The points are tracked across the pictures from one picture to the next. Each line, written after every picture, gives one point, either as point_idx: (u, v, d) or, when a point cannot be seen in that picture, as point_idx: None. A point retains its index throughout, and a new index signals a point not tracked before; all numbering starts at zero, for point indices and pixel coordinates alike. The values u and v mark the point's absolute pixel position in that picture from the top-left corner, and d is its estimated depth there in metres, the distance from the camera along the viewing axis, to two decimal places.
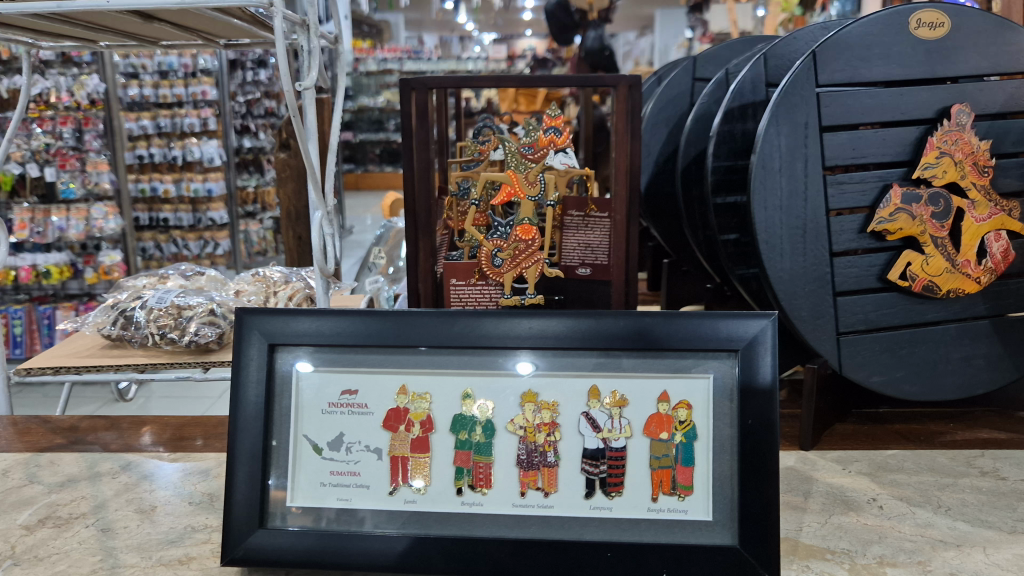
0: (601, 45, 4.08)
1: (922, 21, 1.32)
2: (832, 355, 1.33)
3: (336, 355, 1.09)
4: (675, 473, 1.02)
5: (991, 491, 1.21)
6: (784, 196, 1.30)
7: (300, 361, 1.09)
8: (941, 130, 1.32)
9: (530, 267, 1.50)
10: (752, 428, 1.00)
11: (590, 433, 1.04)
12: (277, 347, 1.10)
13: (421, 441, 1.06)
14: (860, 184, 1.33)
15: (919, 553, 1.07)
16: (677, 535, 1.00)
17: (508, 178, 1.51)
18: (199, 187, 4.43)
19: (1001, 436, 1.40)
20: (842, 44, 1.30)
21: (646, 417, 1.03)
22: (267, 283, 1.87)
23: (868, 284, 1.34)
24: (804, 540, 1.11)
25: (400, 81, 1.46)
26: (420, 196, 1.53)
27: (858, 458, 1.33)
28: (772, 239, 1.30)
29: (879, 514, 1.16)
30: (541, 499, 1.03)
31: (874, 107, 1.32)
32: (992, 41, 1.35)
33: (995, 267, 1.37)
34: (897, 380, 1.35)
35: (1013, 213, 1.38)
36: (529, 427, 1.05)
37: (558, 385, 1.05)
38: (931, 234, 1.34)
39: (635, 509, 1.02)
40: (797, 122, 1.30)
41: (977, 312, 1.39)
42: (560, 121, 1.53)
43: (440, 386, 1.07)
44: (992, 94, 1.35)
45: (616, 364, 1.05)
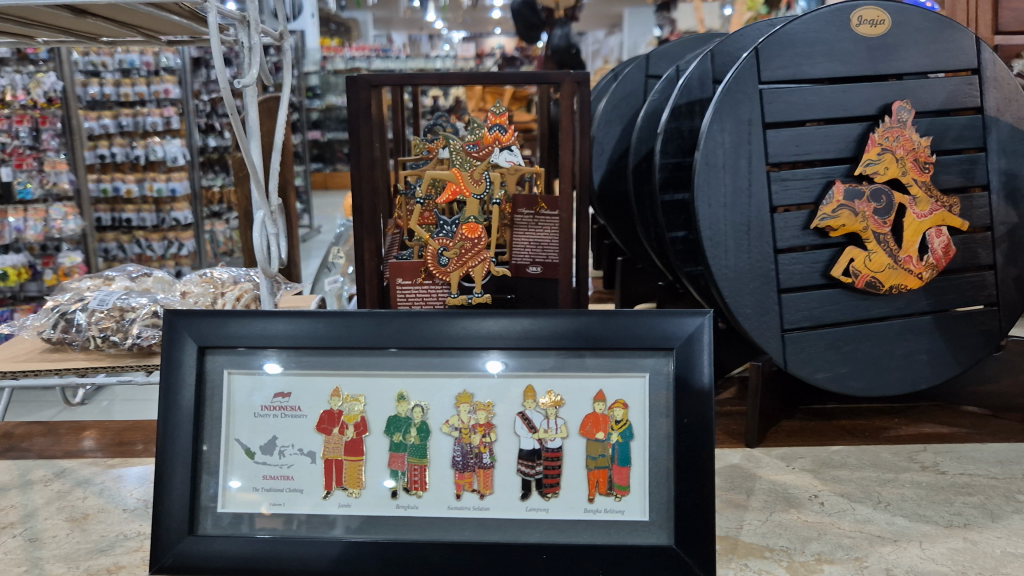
0: (568, 42, 4.07)
1: (864, 18, 1.33)
2: (777, 352, 1.32)
3: (265, 357, 1.07)
4: (611, 474, 1.01)
5: (930, 486, 1.22)
6: (728, 193, 1.30)
7: (270, 362, 1.06)
8: (882, 127, 1.32)
9: (477, 266, 1.49)
10: (688, 427, 1.00)
11: (526, 433, 1.02)
12: (237, 349, 1.07)
13: (356, 443, 1.04)
14: (803, 181, 1.33)
15: (856, 549, 1.07)
16: (614, 535, 1.00)
17: (453, 176, 1.49)
18: (162, 187, 4.23)
19: (945, 430, 1.41)
20: (784, 41, 1.30)
21: (582, 417, 1.02)
22: (214, 284, 1.84)
23: (813, 281, 1.34)
24: (744, 538, 1.10)
25: (348, 79, 1.45)
26: (366, 197, 1.51)
27: (802, 455, 1.33)
28: (716, 235, 1.29)
29: (819, 510, 1.16)
30: (477, 501, 1.02)
31: (817, 103, 1.32)
32: (933, 38, 1.36)
33: (937, 263, 1.37)
34: (842, 376, 1.35)
35: (955, 209, 1.38)
36: (464, 428, 1.03)
37: (493, 385, 1.03)
38: (873, 230, 1.34)
39: (572, 510, 1.01)
40: (741, 118, 1.30)
41: (920, 307, 1.39)
42: (506, 119, 1.51)
43: (375, 388, 1.05)
44: (932, 91, 1.36)
45: (580, 363, 1.03)
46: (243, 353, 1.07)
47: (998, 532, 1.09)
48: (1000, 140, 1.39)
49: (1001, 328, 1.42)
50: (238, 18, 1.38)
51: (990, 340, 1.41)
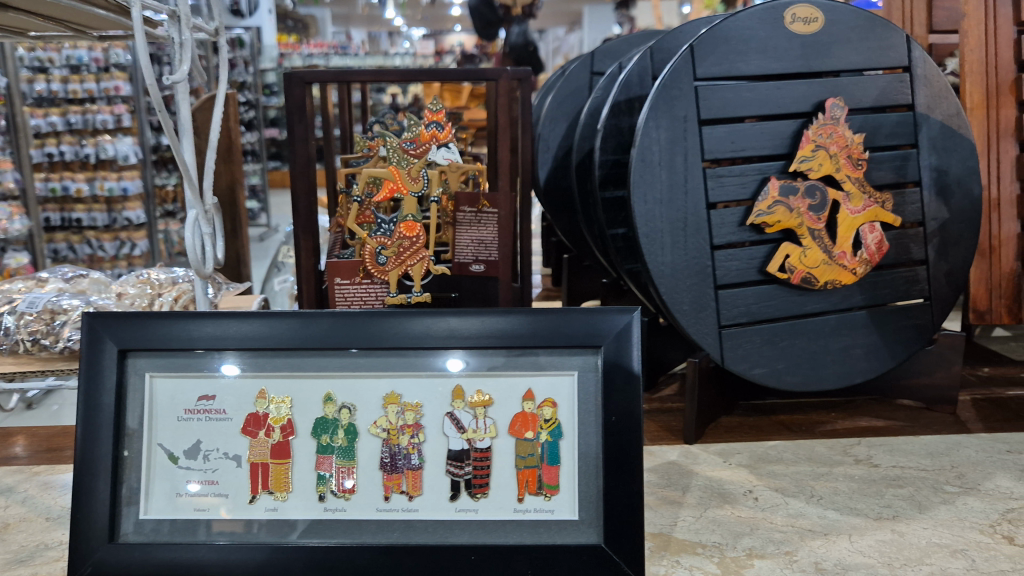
0: (525, 40, 4.11)
1: (797, 16, 1.33)
2: (714, 349, 1.31)
3: (187, 360, 1.04)
4: (540, 473, 1.00)
5: (863, 479, 1.23)
6: (664, 190, 1.29)
7: (229, 364, 1.03)
8: (815, 124, 1.33)
9: (416, 265, 1.49)
10: (617, 424, 0.99)
11: (455, 433, 1.01)
12: (195, 352, 1.04)
13: (282, 446, 1.02)
14: (738, 178, 1.33)
15: (787, 543, 1.07)
16: (543, 535, 0.99)
17: (390, 174, 1.47)
18: (113, 187, 3.98)
19: (880, 424, 1.43)
20: (718, 39, 1.30)
21: (511, 416, 1.01)
22: (151, 285, 1.80)
23: (750, 277, 1.34)
24: (677, 535, 1.10)
25: (285, 75, 1.43)
26: (303, 196, 1.50)
27: (739, 451, 1.33)
28: (653, 233, 1.29)
29: (753, 506, 1.17)
30: (406, 503, 1.01)
31: (751, 100, 1.33)
32: (866, 36, 1.37)
33: (870, 259, 1.38)
34: (779, 371, 1.34)
35: (887, 205, 1.39)
36: (392, 429, 1.01)
37: (421, 385, 1.02)
38: (808, 226, 1.35)
39: (501, 510, 1.00)
40: (676, 115, 1.29)
41: (855, 303, 1.39)
42: (442, 116, 1.48)
43: (302, 389, 1.03)
44: (864, 88, 1.37)
45: (513, 363, 1.02)
46: (199, 356, 1.04)
47: (925, 523, 1.11)
48: (931, 137, 1.41)
49: (933, 321, 1.42)
50: (165, 12, 1.35)
51: (923, 334, 1.41)
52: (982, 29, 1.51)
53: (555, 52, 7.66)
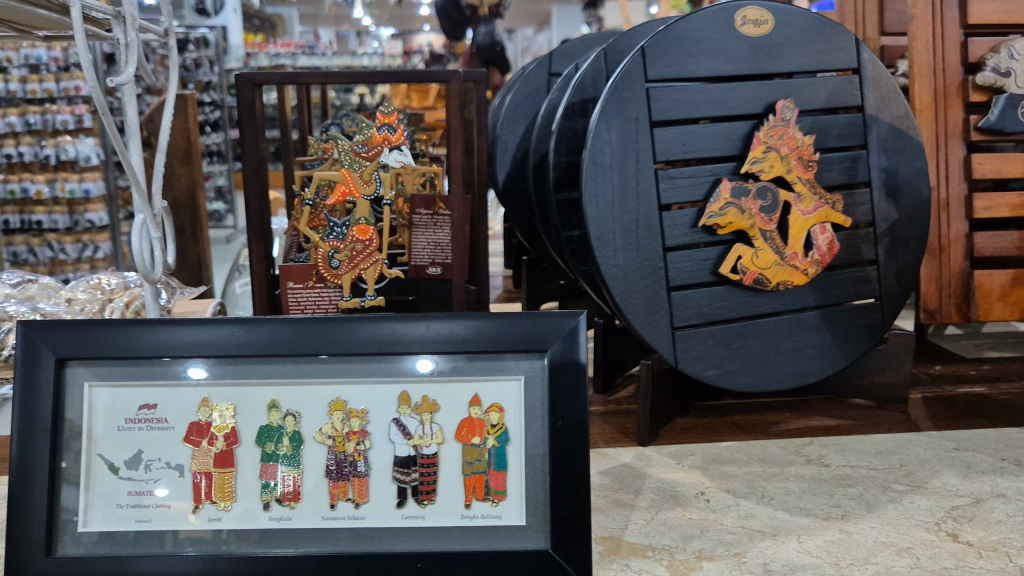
0: (492, 40, 4.12)
1: (747, 17, 1.34)
2: (667, 350, 1.31)
3: (140, 367, 1.01)
4: (487, 478, 0.99)
5: (813, 479, 1.24)
6: (616, 192, 1.28)
7: (195, 367, 1.01)
8: (766, 125, 1.34)
9: (369, 269, 1.48)
10: (563, 429, 0.99)
11: (401, 440, 1.00)
12: (161, 359, 1.01)
13: (225, 455, 0.99)
14: (690, 179, 1.32)
15: (736, 545, 1.07)
16: (490, 541, 0.98)
17: (341, 176, 1.46)
18: (75, 189, 3.72)
19: (832, 423, 1.44)
20: (669, 40, 1.30)
21: (457, 422, 1.00)
22: (103, 290, 1.76)
23: (703, 278, 1.34)
24: (627, 538, 1.09)
25: (236, 76, 1.42)
26: (254, 199, 1.48)
27: (692, 452, 1.34)
28: (605, 235, 1.28)
29: (704, 507, 1.17)
30: (352, 511, 0.99)
31: (703, 102, 1.32)
32: (815, 38, 1.38)
33: (822, 259, 1.38)
34: (732, 373, 1.34)
35: (838, 206, 1.40)
36: (338, 436, 1.00)
37: (367, 392, 1.01)
38: (760, 227, 1.35)
39: (448, 517, 0.98)
40: (628, 117, 1.29)
41: (806, 303, 1.39)
42: (396, 119, 1.46)
43: (246, 397, 1.00)
44: (814, 90, 1.38)
45: (459, 369, 1.01)
46: (166, 363, 1.01)
47: (872, 522, 1.12)
48: (880, 138, 1.42)
49: (884, 321, 1.43)
50: (111, 13, 1.32)
51: (874, 333, 1.42)
52: (929, 32, 1.52)
53: (523, 52, 7.65)
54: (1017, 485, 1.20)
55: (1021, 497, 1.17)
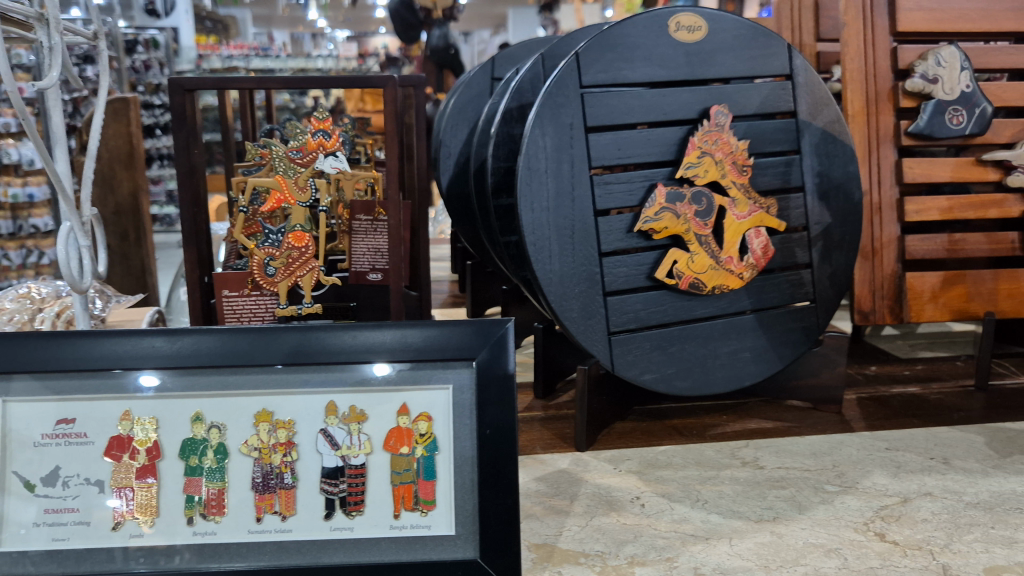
0: (446, 44, 4.10)
1: (681, 24, 1.34)
2: (603, 355, 1.31)
3: (65, 380, 0.96)
4: (416, 488, 0.97)
5: (747, 481, 1.25)
6: (551, 197, 1.28)
7: (146, 376, 0.96)
8: (700, 130, 1.34)
9: (305, 276, 1.46)
10: (491, 437, 0.97)
11: (329, 451, 0.97)
12: (112, 372, 0.96)
13: (146, 470, 0.95)
14: (625, 184, 1.32)
15: (668, 549, 1.08)
16: (419, 552, 0.95)
17: (276, 184, 1.44)
18: (18, 194, 3.34)
19: (769, 425, 1.45)
20: (603, 45, 1.30)
21: (386, 431, 0.97)
22: (32, 299, 1.71)
23: (639, 283, 1.34)
24: (560, 545, 1.09)
25: (168, 81, 1.38)
26: (187, 206, 1.45)
27: (629, 457, 1.34)
28: (540, 240, 1.27)
29: (639, 512, 1.17)
30: (279, 524, 0.95)
31: (638, 107, 1.33)
32: (748, 45, 1.39)
33: (756, 263, 1.39)
34: (669, 377, 1.35)
35: (772, 210, 1.41)
36: (264, 448, 0.96)
37: (294, 403, 0.97)
38: (695, 232, 1.35)
39: (376, 528, 0.96)
40: (562, 122, 1.28)
41: (742, 306, 1.40)
42: (330, 125, 1.44)
43: (169, 409, 0.96)
44: (747, 95, 1.39)
45: (385, 379, 0.98)
46: (117, 375, 0.96)
47: (803, 524, 1.13)
48: (813, 143, 1.44)
49: (819, 323, 1.45)
50: (33, 16, 1.29)
51: (809, 336, 1.44)
52: (861, 39, 1.55)
53: (479, 55, 7.64)
54: (943, 483, 1.23)
55: (946, 495, 1.19)
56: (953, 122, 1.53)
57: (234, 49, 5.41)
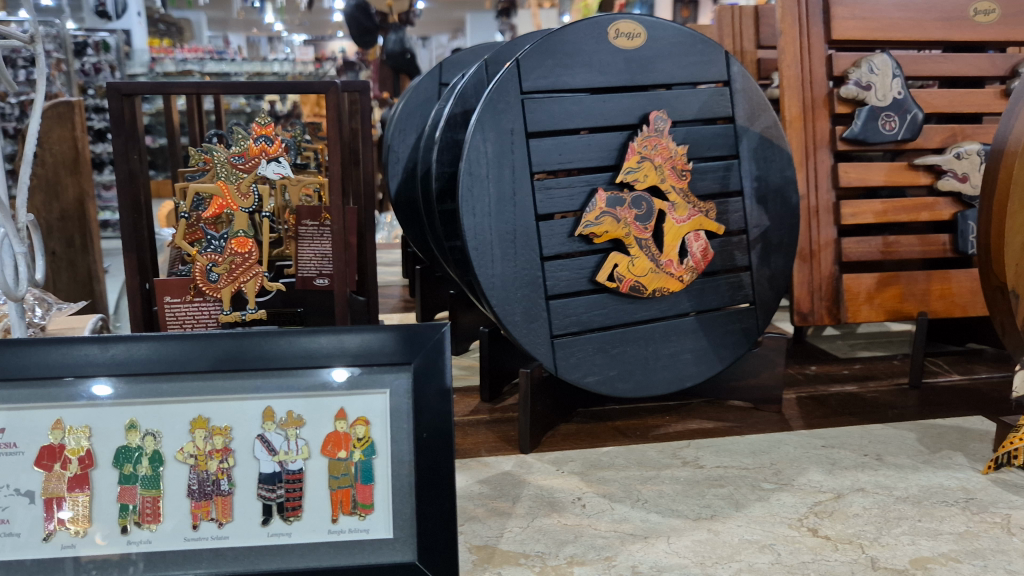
0: (403, 48, 4.09)
1: (621, 30, 1.36)
2: (546, 358, 1.32)
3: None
4: (354, 492, 0.96)
5: (687, 481, 1.27)
6: (492, 202, 1.29)
7: (98, 385, 0.94)
8: (639, 136, 1.36)
9: (249, 281, 1.46)
10: (429, 440, 0.98)
11: (266, 456, 0.96)
12: (61, 380, 0.94)
13: (79, 480, 0.93)
14: (567, 189, 1.34)
15: (607, 549, 1.09)
16: (358, 556, 0.95)
17: (218, 189, 1.43)
18: None
19: (710, 425, 1.48)
20: (544, 51, 1.31)
21: (323, 436, 0.97)
22: None
23: (581, 287, 1.36)
24: (501, 547, 1.10)
25: (106, 87, 1.37)
26: (128, 211, 1.43)
27: (572, 459, 1.35)
28: (482, 246, 1.28)
29: (579, 512, 1.18)
30: (215, 531, 0.94)
31: (578, 113, 1.34)
32: (686, 52, 1.42)
33: (696, 266, 1.42)
34: (611, 379, 1.36)
35: (711, 214, 1.44)
36: (200, 455, 0.95)
37: (231, 409, 0.96)
38: (635, 236, 1.37)
39: (315, 532, 0.95)
40: (503, 128, 1.29)
41: (683, 309, 1.43)
42: (272, 130, 1.44)
43: (101, 417, 0.94)
44: (686, 101, 1.42)
45: (322, 384, 0.97)
46: (66, 384, 0.94)
47: (739, 521, 1.15)
48: (751, 148, 1.47)
49: (757, 324, 1.48)
50: None
51: (748, 337, 1.47)
52: (797, 47, 1.59)
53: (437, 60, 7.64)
54: (875, 479, 1.26)
55: (878, 491, 1.22)
56: (886, 128, 1.58)
57: (188, 52, 5.33)
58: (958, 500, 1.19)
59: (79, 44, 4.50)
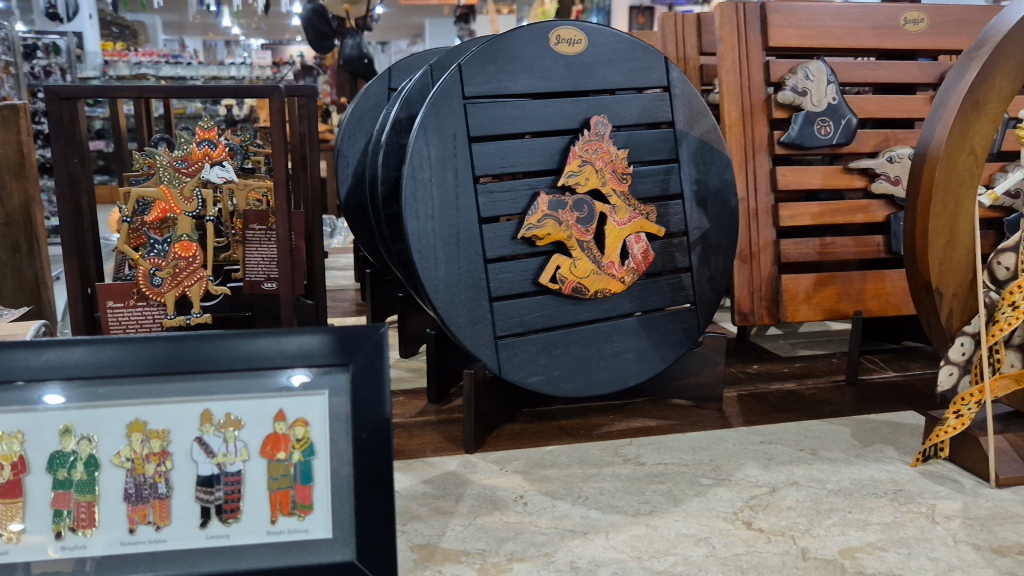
0: (360, 53, 4.01)
1: (562, 37, 1.39)
2: (490, 359, 1.34)
3: None
4: (293, 492, 0.96)
5: (628, 478, 1.30)
6: (436, 205, 1.30)
7: (51, 394, 0.93)
8: (581, 140, 1.38)
9: (193, 286, 1.46)
10: (367, 441, 0.98)
11: (204, 459, 0.95)
12: (15, 384, 0.92)
13: (11, 486, 0.91)
14: (510, 193, 1.36)
15: (547, 545, 1.11)
16: (297, 556, 0.95)
17: (160, 194, 1.42)
18: None
19: (652, 424, 1.51)
20: (486, 57, 1.33)
21: (262, 437, 0.96)
22: None
23: (524, 289, 1.38)
24: (443, 545, 1.11)
25: (45, 90, 1.36)
26: (68, 216, 1.41)
27: (516, 458, 1.37)
28: (425, 249, 1.29)
29: (521, 510, 1.20)
30: (153, 534, 0.93)
31: (521, 117, 1.36)
32: (626, 58, 1.44)
33: (637, 268, 1.45)
34: (555, 379, 1.39)
35: (651, 216, 1.47)
36: (137, 459, 0.94)
37: (168, 412, 0.95)
38: (577, 238, 1.39)
39: (253, 534, 0.95)
40: (446, 133, 1.31)
41: (625, 310, 1.46)
42: (215, 135, 1.45)
43: (35, 422, 0.92)
44: (626, 106, 1.45)
45: (262, 386, 0.97)
46: (20, 387, 0.93)
47: (676, 516, 1.18)
48: (691, 152, 1.50)
49: (698, 324, 1.52)
50: None
51: (689, 337, 1.50)
52: (736, 53, 1.63)
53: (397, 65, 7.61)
54: (809, 473, 1.30)
55: (811, 484, 1.26)
56: (821, 132, 1.63)
57: (142, 55, 5.26)
58: (887, 492, 1.24)
59: (28, 47, 4.41)
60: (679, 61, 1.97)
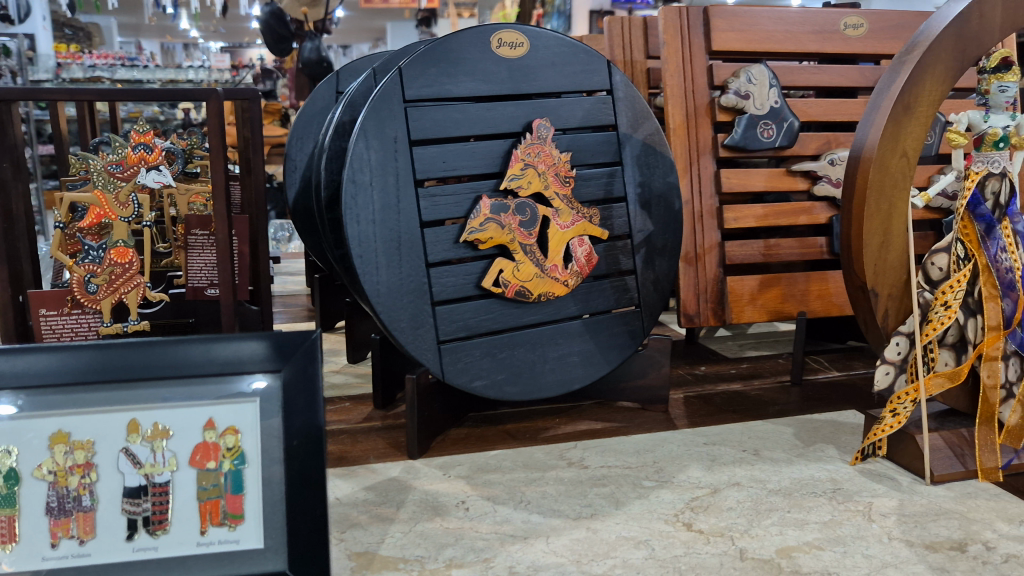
0: (320, 56, 3.90)
1: (503, 40, 1.38)
2: (433, 363, 1.33)
3: None
4: (223, 502, 0.94)
5: (571, 481, 1.30)
6: (376, 208, 1.29)
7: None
8: (523, 143, 1.38)
9: (130, 292, 1.43)
10: (300, 448, 0.96)
11: (130, 470, 0.92)
12: None
13: None
14: (452, 197, 1.35)
15: (486, 550, 1.10)
16: (228, 568, 0.92)
17: (95, 198, 1.39)
18: None
19: (598, 426, 1.51)
20: (427, 61, 1.32)
21: (191, 447, 0.94)
22: None
23: (467, 292, 1.37)
24: (381, 552, 1.09)
25: None
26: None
27: (460, 463, 1.37)
28: (366, 253, 1.28)
29: (462, 515, 1.19)
30: (76, 548, 0.90)
31: (463, 121, 1.36)
32: (569, 61, 1.44)
33: (581, 270, 1.45)
34: (499, 382, 1.38)
35: (595, 219, 1.47)
36: (60, 471, 0.90)
37: (93, 422, 0.92)
38: (520, 242, 1.39)
39: (183, 545, 0.92)
40: (387, 136, 1.30)
41: (569, 312, 1.46)
42: (151, 139, 1.42)
43: None
44: (570, 109, 1.45)
45: (190, 394, 0.95)
46: None
47: (617, 519, 1.18)
48: (634, 155, 1.51)
49: (643, 326, 1.52)
50: None
51: (634, 338, 1.51)
52: (680, 57, 1.64)
53: None
54: (751, 473, 1.31)
55: (752, 484, 1.27)
56: (764, 135, 1.64)
57: (97, 58, 5.17)
58: (826, 491, 1.25)
59: None
60: (626, 65, 1.98)
